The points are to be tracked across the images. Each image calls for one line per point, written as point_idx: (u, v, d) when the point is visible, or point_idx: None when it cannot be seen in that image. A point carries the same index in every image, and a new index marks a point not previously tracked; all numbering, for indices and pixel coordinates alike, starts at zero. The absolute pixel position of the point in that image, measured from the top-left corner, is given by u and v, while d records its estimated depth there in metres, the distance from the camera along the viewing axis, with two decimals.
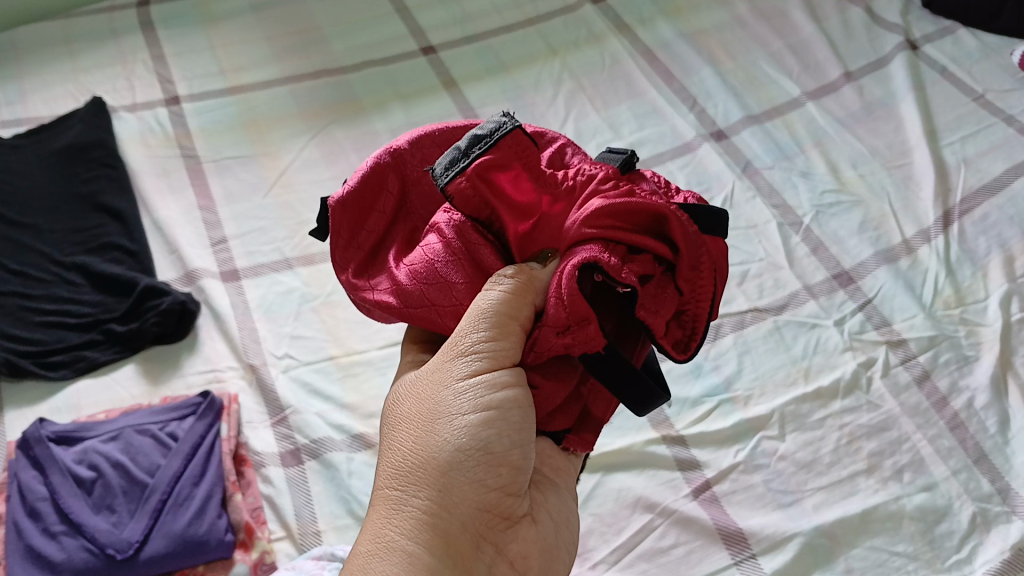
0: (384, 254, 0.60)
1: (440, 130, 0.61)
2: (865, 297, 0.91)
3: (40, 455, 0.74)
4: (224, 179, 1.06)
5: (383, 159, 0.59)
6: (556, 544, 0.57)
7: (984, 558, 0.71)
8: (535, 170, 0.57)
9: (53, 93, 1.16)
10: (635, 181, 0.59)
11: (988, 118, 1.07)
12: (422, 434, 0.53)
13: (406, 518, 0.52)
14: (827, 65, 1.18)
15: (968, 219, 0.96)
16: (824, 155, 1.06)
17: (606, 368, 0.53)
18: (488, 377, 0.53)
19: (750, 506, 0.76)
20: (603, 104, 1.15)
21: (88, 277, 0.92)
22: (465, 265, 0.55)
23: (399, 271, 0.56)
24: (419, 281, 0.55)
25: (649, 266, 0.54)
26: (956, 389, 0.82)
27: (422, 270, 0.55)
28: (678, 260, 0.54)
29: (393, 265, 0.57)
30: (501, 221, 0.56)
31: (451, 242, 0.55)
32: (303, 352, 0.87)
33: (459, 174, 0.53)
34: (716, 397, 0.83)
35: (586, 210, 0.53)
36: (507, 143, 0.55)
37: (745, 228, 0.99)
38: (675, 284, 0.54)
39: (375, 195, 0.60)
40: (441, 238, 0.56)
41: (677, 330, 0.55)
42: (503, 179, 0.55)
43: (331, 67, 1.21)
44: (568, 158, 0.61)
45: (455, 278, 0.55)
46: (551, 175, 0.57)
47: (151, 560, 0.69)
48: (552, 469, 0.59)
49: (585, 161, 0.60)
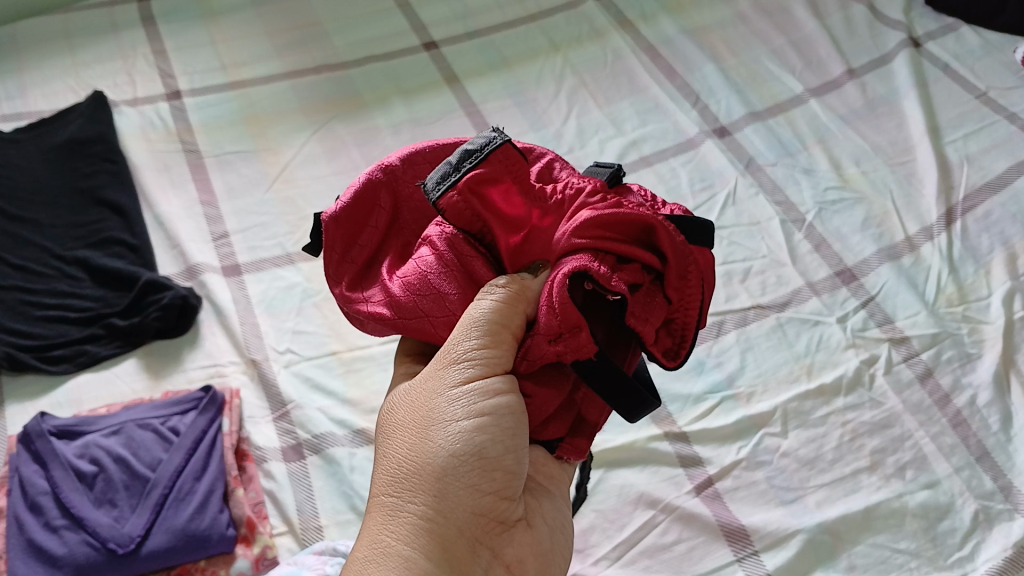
0: (377, 266, 0.59)
1: (431, 148, 0.61)
2: (868, 294, 0.90)
3: (41, 449, 0.74)
4: (225, 174, 1.05)
5: (375, 176, 0.59)
6: (551, 548, 0.57)
7: (987, 556, 0.71)
8: (525, 186, 0.56)
9: (53, 88, 1.16)
10: (622, 194, 0.59)
11: (990, 115, 1.06)
12: (416, 441, 0.54)
13: (402, 524, 0.52)
14: (829, 62, 1.17)
15: (970, 216, 0.96)
16: (826, 151, 1.06)
17: (599, 376, 0.51)
18: (480, 384, 0.52)
19: (752, 502, 0.76)
20: (605, 100, 1.15)
21: (89, 271, 0.92)
22: (456, 276, 0.55)
23: (392, 282, 0.56)
24: (412, 292, 0.55)
25: (637, 275, 0.53)
26: (958, 386, 0.82)
27: (415, 282, 0.55)
28: (666, 270, 0.53)
29: (386, 277, 0.57)
30: (491, 234, 0.55)
31: (444, 255, 0.55)
32: (304, 347, 0.87)
33: (450, 188, 0.53)
34: (718, 394, 0.83)
35: (575, 222, 0.52)
36: (497, 159, 0.55)
37: (747, 225, 0.98)
38: (663, 294, 0.53)
39: (367, 211, 0.59)
40: (434, 251, 0.55)
41: (666, 338, 0.54)
42: (495, 193, 0.54)
43: (332, 61, 1.20)
44: (557, 172, 0.61)
45: (448, 289, 0.55)
46: (540, 189, 0.57)
47: (152, 555, 0.69)
48: (546, 477, 0.58)
49: (573, 175, 0.60)
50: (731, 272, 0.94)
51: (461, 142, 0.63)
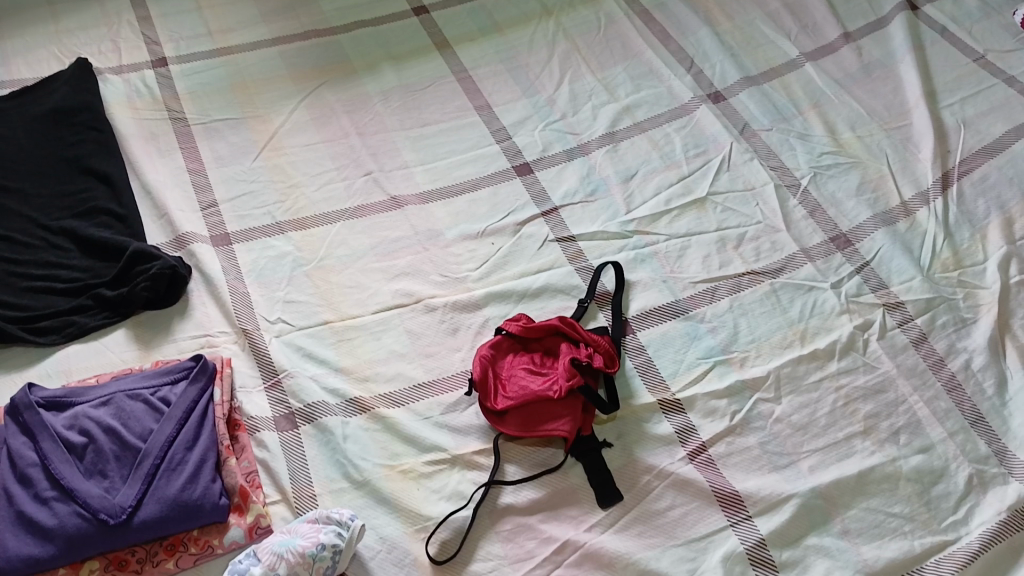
0: (510, 423, 0.77)
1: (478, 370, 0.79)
2: (862, 260, 0.90)
3: (30, 421, 0.72)
4: (213, 142, 1.04)
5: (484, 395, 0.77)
6: None
7: (981, 519, 0.71)
8: (515, 319, 0.83)
9: (36, 55, 1.13)
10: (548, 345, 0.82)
11: (988, 79, 1.05)
12: None
13: None
14: (825, 25, 1.16)
15: (967, 180, 0.95)
16: (821, 116, 1.05)
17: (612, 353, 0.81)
18: None
19: (746, 468, 0.75)
20: (598, 66, 1.14)
21: (76, 241, 0.90)
22: (537, 379, 0.78)
23: (515, 403, 0.76)
24: (544, 420, 0.76)
25: (609, 353, 0.80)
26: (953, 350, 0.82)
27: (542, 415, 0.76)
28: (614, 342, 0.83)
29: (512, 404, 0.76)
30: (523, 352, 0.82)
31: (542, 398, 0.76)
32: (295, 317, 0.87)
33: (518, 395, 0.77)
34: (712, 359, 0.83)
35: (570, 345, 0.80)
36: (518, 369, 0.80)
37: (742, 191, 0.98)
38: (619, 325, 0.84)
39: (477, 376, 0.78)
40: (533, 395, 0.76)
41: (613, 395, 0.78)
42: (540, 374, 0.79)
43: (321, 27, 1.18)
44: (512, 358, 0.81)
45: (557, 418, 0.75)
46: (537, 357, 0.81)
47: (144, 525, 0.68)
48: None
49: (528, 351, 0.82)
50: (725, 238, 0.93)
51: (477, 360, 0.79)
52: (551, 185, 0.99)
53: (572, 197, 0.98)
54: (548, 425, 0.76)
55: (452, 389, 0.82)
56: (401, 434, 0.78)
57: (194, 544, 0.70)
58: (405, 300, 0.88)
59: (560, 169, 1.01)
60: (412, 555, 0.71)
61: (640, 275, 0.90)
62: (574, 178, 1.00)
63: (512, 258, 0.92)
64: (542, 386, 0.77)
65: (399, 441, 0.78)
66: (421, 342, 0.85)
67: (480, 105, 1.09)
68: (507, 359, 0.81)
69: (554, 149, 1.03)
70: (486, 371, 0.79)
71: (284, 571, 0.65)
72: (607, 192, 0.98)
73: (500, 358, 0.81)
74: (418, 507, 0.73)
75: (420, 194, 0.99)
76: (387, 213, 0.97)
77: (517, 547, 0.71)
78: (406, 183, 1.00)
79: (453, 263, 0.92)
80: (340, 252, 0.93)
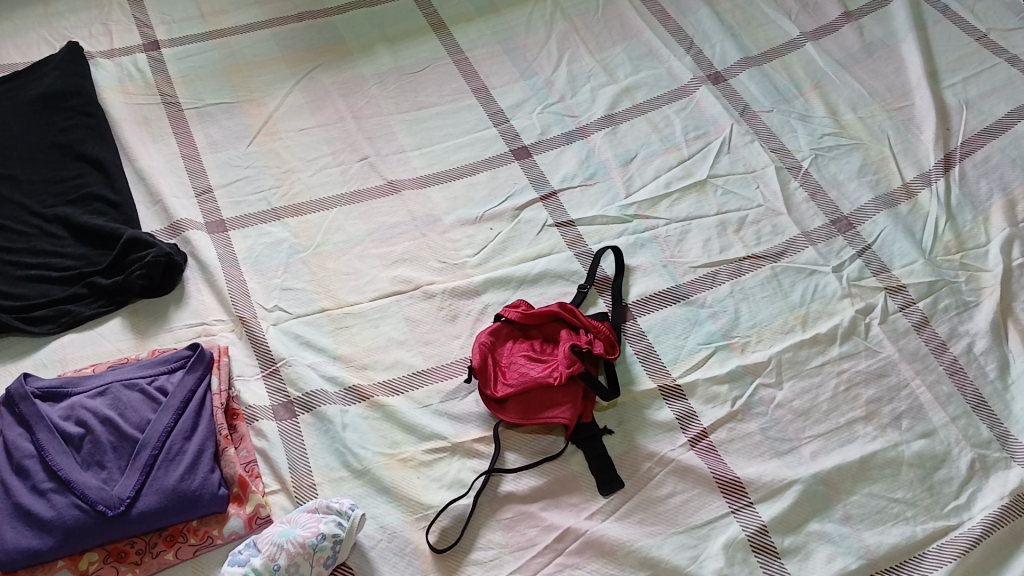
0: (511, 411, 0.76)
1: (478, 355, 0.78)
2: (864, 243, 0.89)
3: (25, 412, 0.72)
4: (206, 126, 1.03)
5: (482, 380, 0.77)
6: None
7: (983, 504, 0.71)
8: (514, 305, 0.83)
9: (25, 39, 1.12)
10: (549, 332, 0.81)
11: (991, 59, 1.04)
12: None
13: None
14: (826, 5, 1.14)
15: (969, 161, 0.95)
16: (822, 96, 1.04)
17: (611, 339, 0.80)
18: None
19: (747, 454, 0.75)
20: (597, 47, 1.12)
21: (69, 229, 0.89)
22: (538, 365, 0.77)
23: (514, 391, 0.76)
24: (544, 407, 0.75)
25: (610, 339, 0.79)
26: (955, 334, 0.81)
27: (542, 402, 0.76)
28: (614, 328, 0.82)
29: (512, 392, 0.76)
30: (522, 339, 0.81)
31: (540, 385, 0.75)
32: (293, 304, 0.86)
33: (517, 384, 0.76)
34: (713, 345, 0.82)
35: (570, 332, 0.79)
36: (518, 356, 0.79)
37: (743, 173, 0.97)
38: (619, 311, 0.84)
39: (476, 362, 0.77)
40: (531, 383, 0.76)
41: (613, 382, 0.78)
42: (538, 362, 0.78)
43: (315, 8, 1.17)
44: (511, 345, 0.80)
45: (557, 406, 0.75)
46: (537, 345, 0.80)
47: (143, 517, 0.67)
48: None
49: (528, 340, 0.81)
50: (726, 222, 0.92)
51: (477, 345, 0.79)
52: (550, 169, 0.98)
53: (571, 180, 0.97)
54: (548, 413, 0.75)
55: (452, 376, 0.81)
56: (400, 423, 0.77)
57: (194, 535, 0.69)
58: (403, 287, 0.87)
59: (559, 152, 1.00)
60: (413, 544, 0.70)
61: (640, 260, 0.90)
62: (573, 162, 0.99)
63: (511, 243, 0.91)
64: (541, 373, 0.76)
65: (399, 429, 0.77)
66: (420, 329, 0.84)
67: (478, 87, 1.08)
68: (507, 347, 0.80)
69: (553, 132, 1.02)
70: (485, 357, 0.78)
71: (285, 562, 0.65)
72: (606, 175, 0.98)
73: (499, 345, 0.80)
74: (418, 496, 0.73)
75: (417, 178, 0.98)
76: (384, 198, 0.96)
77: (518, 535, 0.71)
78: (403, 167, 0.99)
79: (451, 248, 0.91)
80: (337, 238, 0.92)
